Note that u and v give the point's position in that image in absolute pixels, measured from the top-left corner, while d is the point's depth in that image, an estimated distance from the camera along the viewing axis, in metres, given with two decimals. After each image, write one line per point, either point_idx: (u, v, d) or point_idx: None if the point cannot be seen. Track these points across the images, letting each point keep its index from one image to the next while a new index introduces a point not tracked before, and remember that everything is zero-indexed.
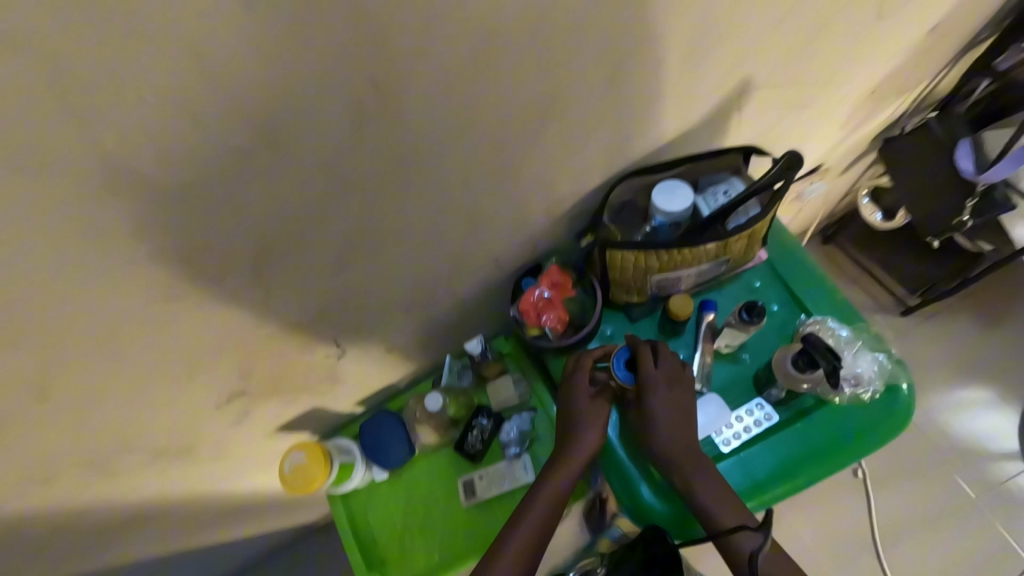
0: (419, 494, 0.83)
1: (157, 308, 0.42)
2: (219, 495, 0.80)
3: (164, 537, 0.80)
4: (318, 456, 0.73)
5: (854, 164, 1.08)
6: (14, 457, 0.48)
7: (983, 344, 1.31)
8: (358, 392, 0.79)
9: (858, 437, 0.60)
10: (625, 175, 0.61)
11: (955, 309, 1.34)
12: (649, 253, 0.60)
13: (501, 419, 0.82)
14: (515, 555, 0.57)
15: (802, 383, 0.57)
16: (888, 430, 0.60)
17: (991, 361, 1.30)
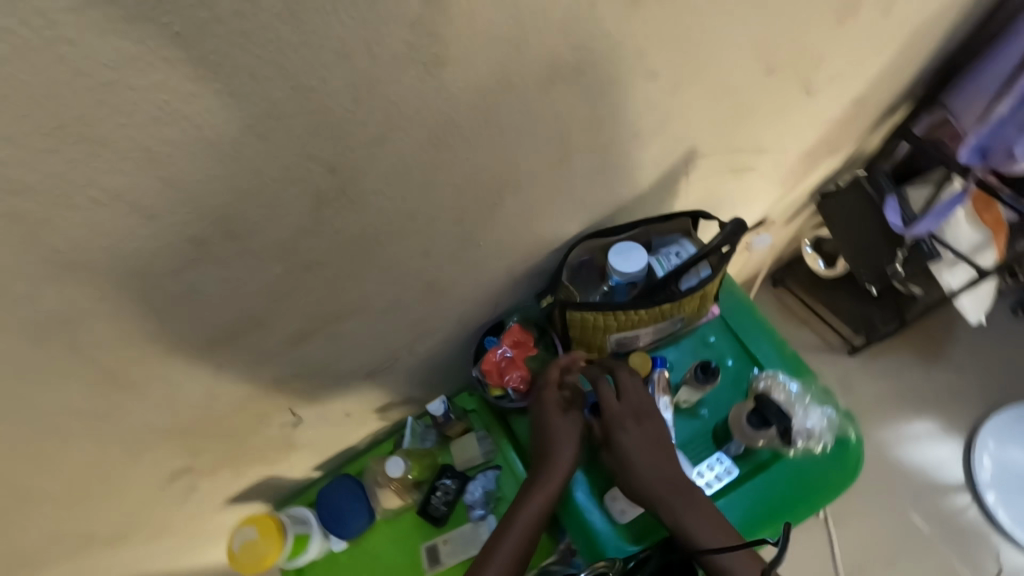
0: (378, 564, 0.79)
1: (95, 397, 0.40)
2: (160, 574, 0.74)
3: None
4: (271, 533, 0.69)
5: (795, 216, 1.15)
6: None
7: (924, 379, 1.38)
8: (314, 457, 0.76)
9: (814, 489, 0.62)
10: (584, 236, 0.63)
11: (897, 347, 1.42)
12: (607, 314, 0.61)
13: (466, 478, 0.80)
14: None
15: (758, 440, 0.60)
16: (840, 481, 0.63)
17: (933, 395, 1.37)
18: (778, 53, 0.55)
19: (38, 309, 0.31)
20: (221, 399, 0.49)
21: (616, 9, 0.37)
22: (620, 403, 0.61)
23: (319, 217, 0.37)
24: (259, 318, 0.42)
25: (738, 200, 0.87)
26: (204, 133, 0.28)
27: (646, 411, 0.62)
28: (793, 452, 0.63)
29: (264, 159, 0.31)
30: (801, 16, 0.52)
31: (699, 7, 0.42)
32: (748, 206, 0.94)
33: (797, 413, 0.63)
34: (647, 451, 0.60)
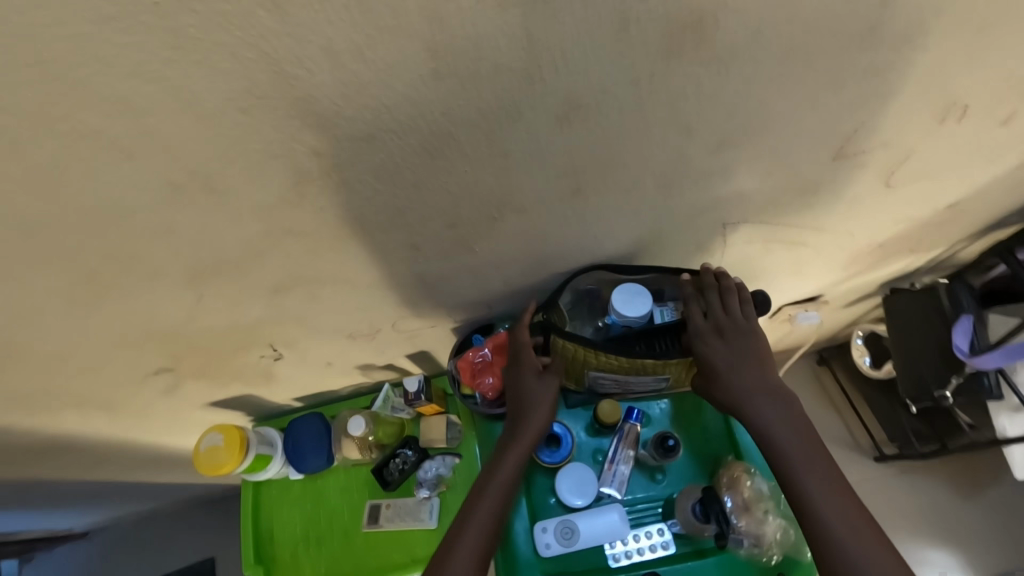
0: (325, 504, 0.84)
1: (80, 292, 0.43)
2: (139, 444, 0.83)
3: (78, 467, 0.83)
4: (235, 444, 0.74)
5: (857, 303, 1.07)
6: None
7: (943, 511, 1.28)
8: (295, 391, 0.80)
9: None
10: (593, 267, 0.61)
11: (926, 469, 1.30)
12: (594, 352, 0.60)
13: (425, 455, 0.83)
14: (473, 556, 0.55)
15: (699, 531, 0.58)
16: None
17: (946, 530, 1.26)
18: (848, 138, 0.50)
19: (27, 218, 0.34)
20: (203, 324, 0.53)
21: (647, 60, 0.35)
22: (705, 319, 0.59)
23: (302, 191, 0.38)
24: (239, 264, 0.45)
25: (783, 271, 0.81)
26: (185, 95, 0.28)
27: (739, 327, 0.58)
28: (738, 552, 0.59)
29: (247, 130, 0.31)
30: (883, 105, 0.46)
31: (753, 75, 0.39)
32: (794, 280, 0.88)
33: (751, 517, 0.59)
34: (747, 369, 0.57)
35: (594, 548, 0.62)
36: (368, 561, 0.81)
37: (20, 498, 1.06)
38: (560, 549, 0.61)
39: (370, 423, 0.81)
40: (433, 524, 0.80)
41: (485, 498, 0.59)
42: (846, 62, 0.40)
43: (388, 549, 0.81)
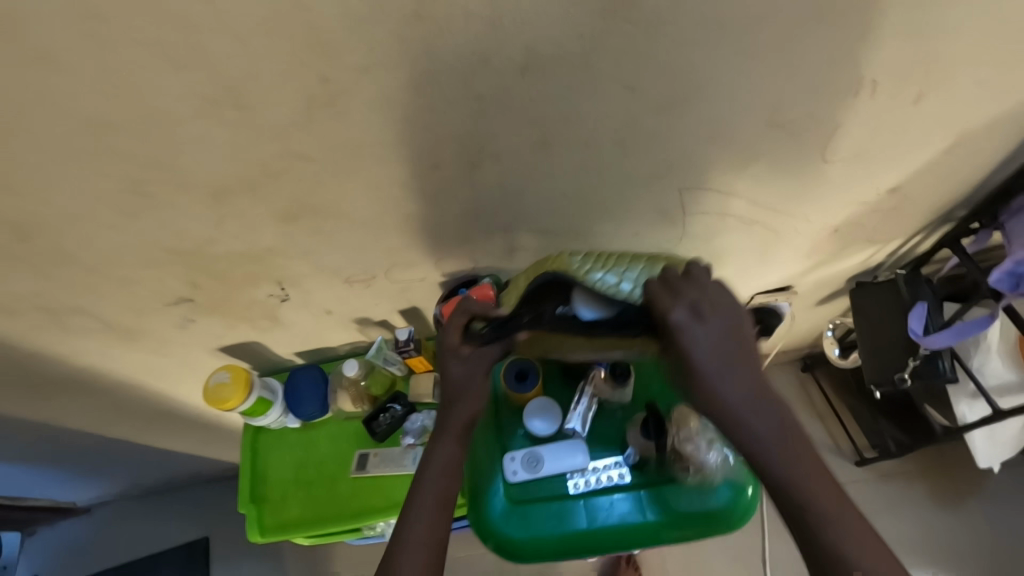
0: (320, 451, 0.91)
1: (124, 199, 0.53)
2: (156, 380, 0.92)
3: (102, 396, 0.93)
4: (241, 382, 0.82)
5: (828, 300, 1.15)
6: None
7: (901, 512, 1.36)
8: (297, 343, 0.89)
9: (693, 520, 0.65)
10: (551, 271, 0.59)
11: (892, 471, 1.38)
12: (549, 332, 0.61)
13: (412, 409, 0.90)
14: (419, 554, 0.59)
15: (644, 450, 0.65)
16: (719, 524, 0.64)
17: (911, 531, 1.34)
18: (774, 108, 0.58)
19: (97, 117, 0.44)
20: (222, 248, 0.63)
21: (585, 17, 0.44)
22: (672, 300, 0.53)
23: (310, 115, 0.47)
24: (256, 185, 0.54)
25: (745, 254, 0.90)
26: (226, 15, 0.38)
27: (712, 307, 0.54)
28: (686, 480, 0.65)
29: (270, 51, 0.41)
30: (799, 76, 0.55)
31: (680, 39, 0.48)
32: (759, 264, 0.95)
33: (698, 446, 0.64)
34: (723, 356, 0.53)
35: (556, 478, 0.68)
36: (350, 505, 0.87)
37: (41, 445, 1.15)
38: (526, 476, 0.68)
39: (364, 369, 0.90)
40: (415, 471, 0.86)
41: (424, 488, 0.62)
42: (756, 32, 0.49)
43: (370, 495, 0.87)
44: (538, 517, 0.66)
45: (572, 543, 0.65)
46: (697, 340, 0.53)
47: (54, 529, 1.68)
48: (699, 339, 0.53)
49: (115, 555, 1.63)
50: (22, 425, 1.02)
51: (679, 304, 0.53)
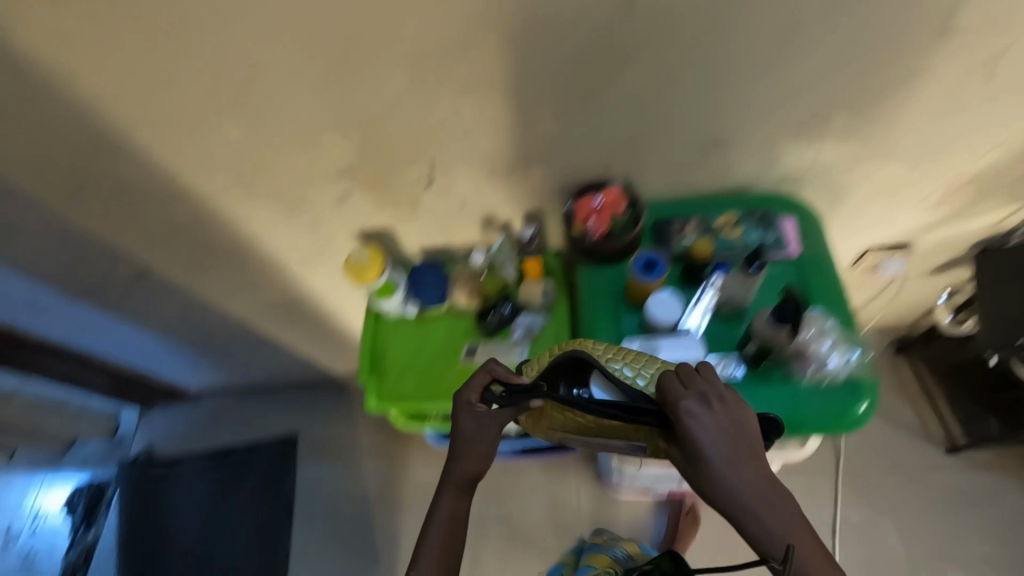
0: (432, 340, 1.00)
1: (343, 46, 0.63)
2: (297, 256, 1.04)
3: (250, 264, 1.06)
4: (376, 261, 0.93)
5: (945, 269, 1.11)
6: (215, 116, 0.72)
7: (989, 508, 1.31)
8: (425, 236, 0.97)
9: (804, 418, 0.66)
10: (575, 353, 0.65)
11: (979, 460, 1.34)
12: (569, 409, 0.64)
13: (520, 311, 0.96)
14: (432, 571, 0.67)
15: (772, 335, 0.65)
16: (830, 423, 0.66)
17: (998, 528, 1.29)
18: (948, 11, 0.60)
19: None
20: (399, 113, 0.71)
21: None
22: (681, 390, 0.58)
23: None
24: (450, 43, 0.62)
25: (871, 198, 0.89)
26: None
27: (721, 398, 0.58)
28: (801, 377, 0.67)
29: None
30: None
31: None
32: (881, 212, 0.93)
33: (818, 342, 0.66)
34: (724, 444, 0.56)
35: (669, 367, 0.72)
36: (458, 390, 0.95)
37: (180, 319, 1.31)
38: None
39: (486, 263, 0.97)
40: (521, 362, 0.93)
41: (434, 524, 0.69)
42: None
43: None
44: None
45: None
46: (702, 425, 0.56)
47: (164, 412, 1.90)
48: (704, 431, 0.56)
49: (214, 441, 1.82)
50: (174, 291, 1.16)
51: (689, 394, 0.58)
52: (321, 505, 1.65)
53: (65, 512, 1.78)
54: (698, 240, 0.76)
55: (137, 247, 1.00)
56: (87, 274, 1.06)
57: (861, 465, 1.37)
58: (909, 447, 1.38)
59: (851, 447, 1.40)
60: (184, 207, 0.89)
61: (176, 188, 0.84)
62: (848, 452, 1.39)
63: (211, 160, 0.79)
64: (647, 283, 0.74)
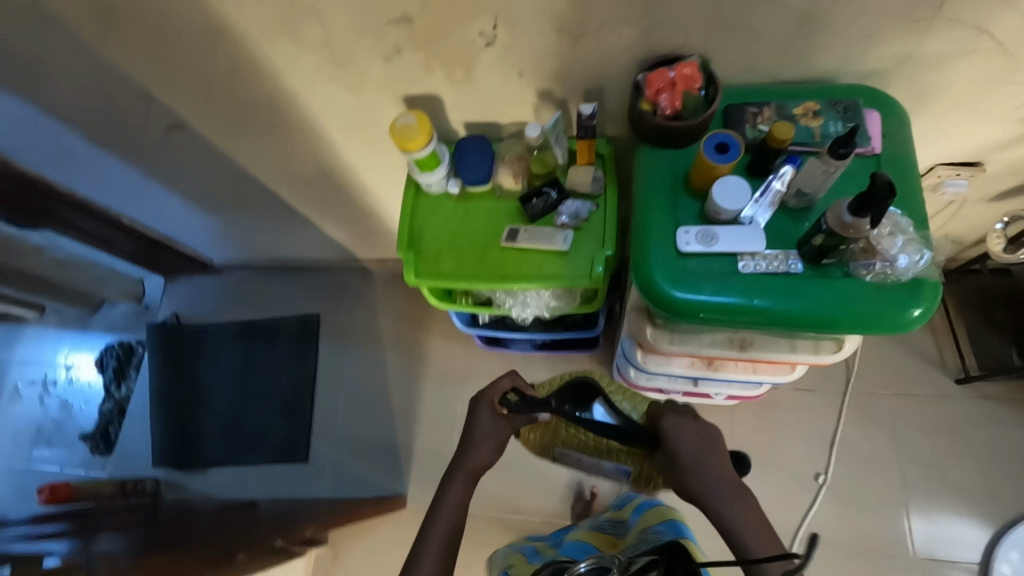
0: (473, 220, 0.98)
1: None
2: (336, 120, 1.00)
3: (287, 124, 1.02)
4: (425, 126, 0.87)
5: (1007, 196, 1.06)
6: None
7: (985, 436, 1.36)
8: (473, 109, 0.92)
9: (860, 315, 0.66)
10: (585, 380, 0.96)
11: (984, 390, 1.40)
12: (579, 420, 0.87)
13: (566, 197, 0.94)
14: (445, 538, 0.81)
15: (852, 226, 0.62)
16: (885, 322, 0.66)
17: (990, 455, 1.35)
18: None
19: None
20: None
21: None
22: (662, 408, 0.91)
23: None
24: None
25: (962, 103, 0.82)
26: None
27: (686, 414, 0.90)
28: (865, 277, 0.66)
29: None
30: None
31: None
32: (966, 122, 0.87)
33: (888, 240, 0.65)
34: (697, 444, 0.84)
35: (726, 257, 0.71)
36: (496, 270, 0.94)
37: (211, 184, 1.29)
38: (698, 248, 0.71)
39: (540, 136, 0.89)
40: (564, 248, 0.92)
41: (446, 507, 0.84)
42: None
43: (516, 265, 0.93)
44: (700, 287, 0.70)
45: (725, 314, 0.70)
46: (680, 431, 0.86)
47: (188, 282, 1.94)
48: (678, 433, 0.85)
49: (238, 314, 1.87)
50: (206, 150, 1.14)
51: (666, 411, 0.90)
52: (342, 381, 1.72)
53: (99, 370, 1.90)
54: (778, 123, 0.70)
55: (173, 95, 0.96)
56: (121, 122, 1.04)
57: (869, 386, 1.42)
58: (919, 374, 1.41)
59: (863, 370, 1.43)
60: (225, 50, 0.84)
61: (217, 24, 0.79)
62: (858, 373, 1.43)
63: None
64: (716, 167, 0.70)
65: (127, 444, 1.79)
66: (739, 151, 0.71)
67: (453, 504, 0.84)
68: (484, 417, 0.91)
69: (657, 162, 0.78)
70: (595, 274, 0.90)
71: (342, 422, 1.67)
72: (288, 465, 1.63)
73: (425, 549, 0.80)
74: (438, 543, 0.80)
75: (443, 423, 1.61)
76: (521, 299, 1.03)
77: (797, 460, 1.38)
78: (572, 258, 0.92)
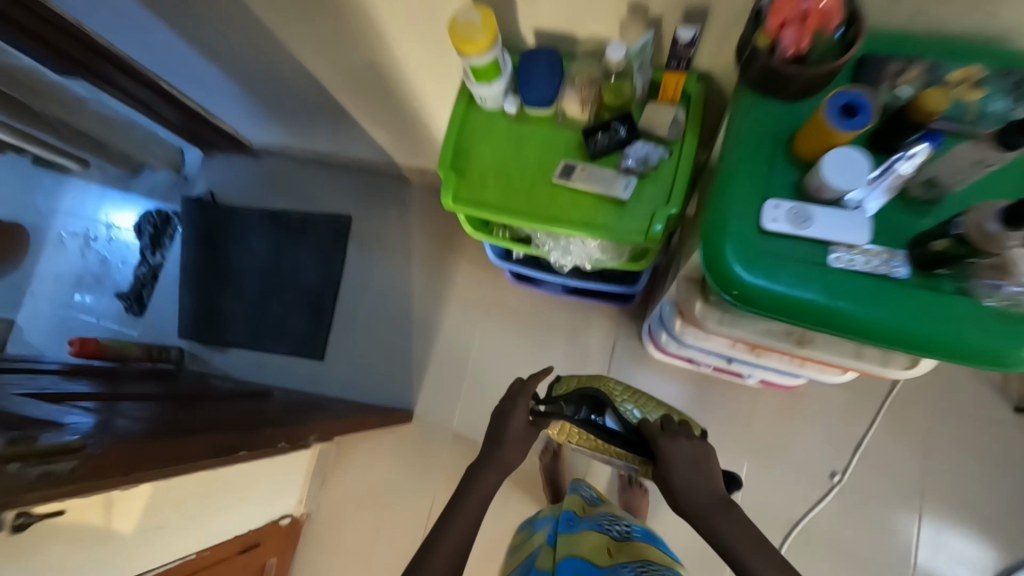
0: (526, 147, 0.87)
1: None
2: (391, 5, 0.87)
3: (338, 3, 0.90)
4: (490, 27, 0.74)
5: None
6: None
7: None
8: (548, 16, 0.78)
9: (963, 344, 0.55)
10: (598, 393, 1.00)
11: None
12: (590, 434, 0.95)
13: (636, 138, 0.82)
14: (465, 530, 0.85)
15: (1004, 239, 0.51)
16: (990, 357, 0.55)
17: None
18: None
19: None
20: None
21: None
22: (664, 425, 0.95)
23: None
24: None
25: None
26: None
27: (688, 433, 0.92)
28: (984, 301, 0.55)
29: None
30: None
31: None
32: None
33: None
34: (695, 461, 0.88)
35: (816, 243, 0.60)
36: (541, 209, 0.84)
37: (252, 62, 1.19)
38: (786, 228, 0.60)
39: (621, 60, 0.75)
40: (624, 198, 0.80)
41: (468, 505, 0.88)
42: None
43: (565, 207, 0.83)
44: (778, 273, 0.59)
45: (795, 312, 0.59)
46: (678, 447, 0.89)
47: (227, 160, 1.89)
48: (676, 454, 0.88)
49: (270, 202, 1.83)
50: (249, 21, 1.03)
51: (664, 426, 0.94)
52: (365, 289, 1.70)
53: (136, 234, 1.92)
54: (931, 90, 0.56)
55: None
56: None
57: (915, 395, 1.32)
58: (976, 394, 1.30)
59: (916, 378, 1.32)
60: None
61: None
62: (909, 380, 1.32)
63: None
64: (835, 133, 0.57)
65: (159, 310, 1.85)
66: (870, 116, 0.58)
67: (475, 504, 0.88)
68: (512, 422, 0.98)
69: (758, 114, 0.65)
70: (652, 233, 0.80)
71: (361, 330, 1.67)
72: (305, 360, 1.67)
73: (441, 539, 0.83)
74: (456, 538, 0.83)
75: (460, 348, 1.59)
76: (563, 244, 0.94)
77: (813, 455, 1.33)
78: (629, 210, 0.81)
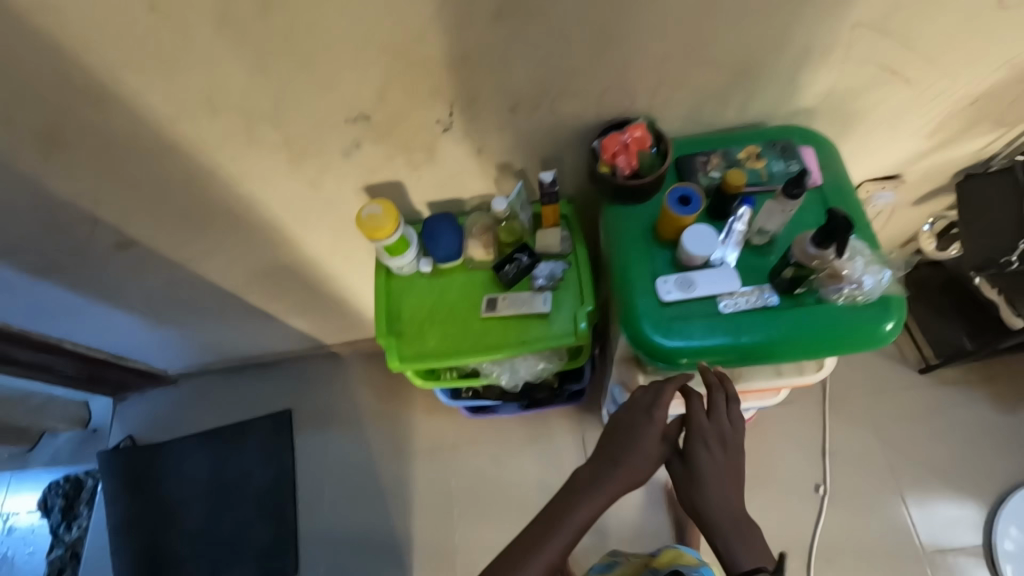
0: (448, 298, 0.98)
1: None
2: (296, 213, 1.00)
3: (246, 223, 1.01)
4: (391, 213, 0.89)
5: (931, 197, 1.19)
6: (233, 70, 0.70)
7: (958, 422, 1.45)
8: (434, 186, 0.95)
9: (816, 344, 0.71)
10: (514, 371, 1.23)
11: (946, 377, 1.50)
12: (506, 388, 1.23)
13: (538, 261, 0.96)
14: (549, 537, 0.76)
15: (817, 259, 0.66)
16: (826, 347, 0.71)
17: (968, 436, 1.43)
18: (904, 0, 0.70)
19: None
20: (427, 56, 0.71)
21: None
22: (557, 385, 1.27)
23: None
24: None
25: (872, 128, 0.93)
26: None
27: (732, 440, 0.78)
28: (835, 301, 0.71)
29: None
30: None
31: None
32: (887, 137, 0.97)
33: (855, 265, 0.70)
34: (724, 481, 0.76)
35: (708, 299, 0.73)
36: (483, 344, 0.94)
37: (160, 293, 1.20)
38: (679, 296, 0.73)
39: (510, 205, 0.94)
40: (546, 310, 0.93)
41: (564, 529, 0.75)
42: None
43: (502, 334, 0.94)
44: (673, 333, 0.72)
45: (719, 354, 0.71)
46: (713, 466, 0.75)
47: (139, 400, 1.75)
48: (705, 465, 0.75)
49: (196, 422, 1.71)
50: (160, 262, 1.09)
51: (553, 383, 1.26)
52: (324, 475, 1.60)
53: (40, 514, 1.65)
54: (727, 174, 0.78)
55: (116, 208, 0.92)
56: (64, 247, 0.99)
57: (846, 387, 1.49)
58: (894, 376, 1.50)
59: (835, 377, 1.51)
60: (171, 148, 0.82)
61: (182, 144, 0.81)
62: (835, 377, 1.51)
63: (196, 93, 0.73)
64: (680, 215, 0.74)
65: None
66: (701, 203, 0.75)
67: (573, 527, 0.76)
68: (637, 422, 0.80)
69: (630, 212, 0.81)
70: (579, 330, 0.92)
71: (328, 521, 1.55)
72: None
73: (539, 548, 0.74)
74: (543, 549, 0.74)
75: (438, 503, 1.53)
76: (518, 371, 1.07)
77: (791, 471, 1.42)
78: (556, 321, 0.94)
